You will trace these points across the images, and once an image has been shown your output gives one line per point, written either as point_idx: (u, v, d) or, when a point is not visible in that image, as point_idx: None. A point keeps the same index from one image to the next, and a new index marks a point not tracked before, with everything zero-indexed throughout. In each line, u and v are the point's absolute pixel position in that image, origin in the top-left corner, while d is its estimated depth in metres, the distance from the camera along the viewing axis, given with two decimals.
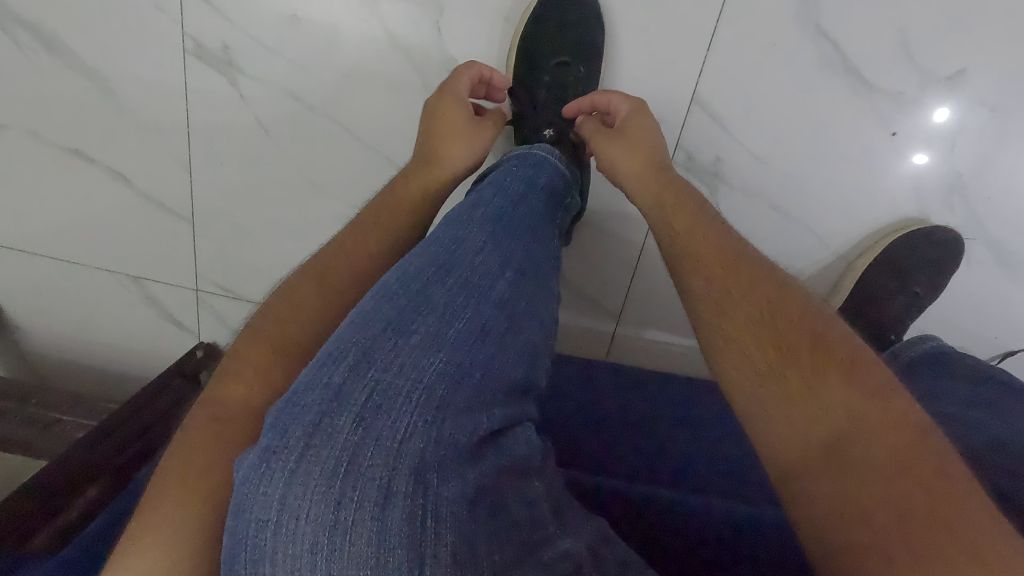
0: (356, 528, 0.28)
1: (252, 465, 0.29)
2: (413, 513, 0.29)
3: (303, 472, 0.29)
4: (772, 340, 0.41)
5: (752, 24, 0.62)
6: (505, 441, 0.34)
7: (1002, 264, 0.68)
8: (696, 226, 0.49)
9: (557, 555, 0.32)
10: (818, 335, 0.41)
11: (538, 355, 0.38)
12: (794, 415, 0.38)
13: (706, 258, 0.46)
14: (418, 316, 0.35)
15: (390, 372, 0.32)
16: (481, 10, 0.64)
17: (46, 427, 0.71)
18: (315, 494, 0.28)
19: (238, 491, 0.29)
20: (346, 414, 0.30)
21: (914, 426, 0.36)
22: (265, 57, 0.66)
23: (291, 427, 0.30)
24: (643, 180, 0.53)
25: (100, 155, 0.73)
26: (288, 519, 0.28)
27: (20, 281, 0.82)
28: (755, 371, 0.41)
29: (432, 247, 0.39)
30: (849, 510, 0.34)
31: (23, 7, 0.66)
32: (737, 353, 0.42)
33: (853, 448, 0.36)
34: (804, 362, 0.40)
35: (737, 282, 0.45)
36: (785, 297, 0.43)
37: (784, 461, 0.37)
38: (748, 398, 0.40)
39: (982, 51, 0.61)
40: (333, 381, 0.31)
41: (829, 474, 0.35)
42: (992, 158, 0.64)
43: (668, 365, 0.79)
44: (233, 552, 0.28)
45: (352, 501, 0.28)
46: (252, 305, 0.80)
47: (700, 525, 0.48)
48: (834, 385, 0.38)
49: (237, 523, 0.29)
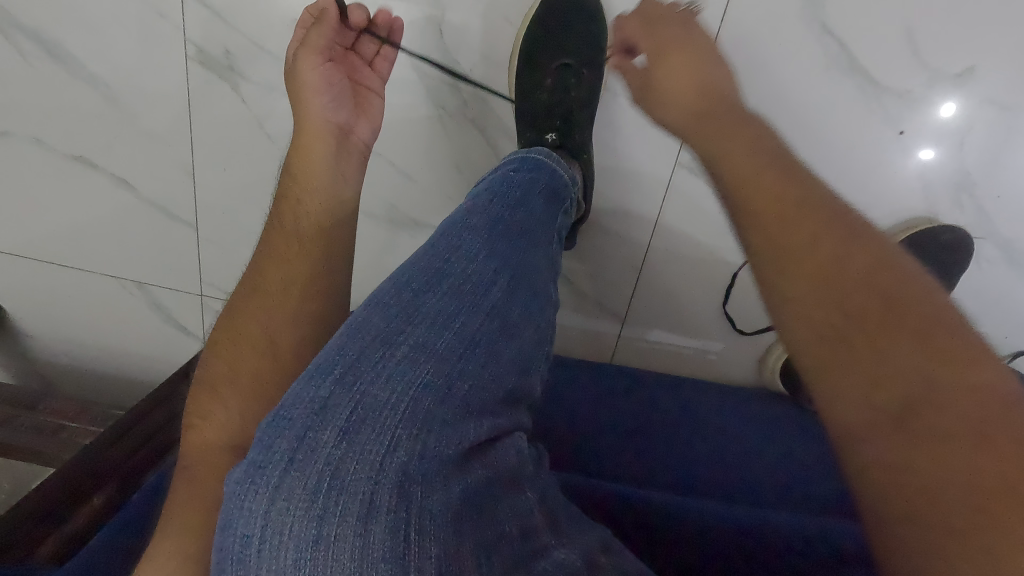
0: (339, 542, 0.28)
1: (238, 478, 0.29)
2: (396, 526, 0.29)
3: (287, 487, 0.29)
4: (834, 295, 0.34)
5: (757, 23, 0.61)
6: (494, 451, 0.33)
7: (1012, 263, 0.67)
8: (738, 169, 0.43)
9: (551, 565, 0.32)
10: (888, 288, 0.33)
11: (530, 362, 0.37)
12: (860, 375, 0.32)
13: (762, 207, 0.40)
14: (407, 326, 0.34)
15: (375, 385, 0.32)
16: (483, 12, 0.63)
17: (52, 434, 0.71)
18: (298, 509, 0.28)
19: (223, 508, 0.29)
20: (330, 428, 0.30)
21: (998, 395, 0.29)
22: (266, 61, 0.66)
23: (276, 442, 0.30)
24: (691, 119, 0.49)
25: (104, 161, 0.73)
26: (271, 535, 0.28)
27: (24, 287, 0.82)
28: (816, 329, 0.34)
29: (425, 255, 0.39)
30: (915, 497, 0.28)
31: (25, 15, 0.66)
32: (799, 313, 0.35)
33: (925, 415, 0.29)
34: (871, 324, 0.33)
35: (797, 231, 0.38)
36: (852, 246, 0.36)
37: (843, 429, 0.31)
38: (808, 359, 0.34)
39: (992, 47, 0.60)
40: (319, 395, 0.31)
41: (898, 440, 0.29)
42: (1002, 156, 0.63)
43: (674, 366, 0.78)
44: (219, 568, 0.29)
45: (335, 516, 0.28)
46: (196, 295, 0.80)
47: (704, 531, 0.47)
48: (908, 349, 0.31)
49: (224, 538, 0.29)
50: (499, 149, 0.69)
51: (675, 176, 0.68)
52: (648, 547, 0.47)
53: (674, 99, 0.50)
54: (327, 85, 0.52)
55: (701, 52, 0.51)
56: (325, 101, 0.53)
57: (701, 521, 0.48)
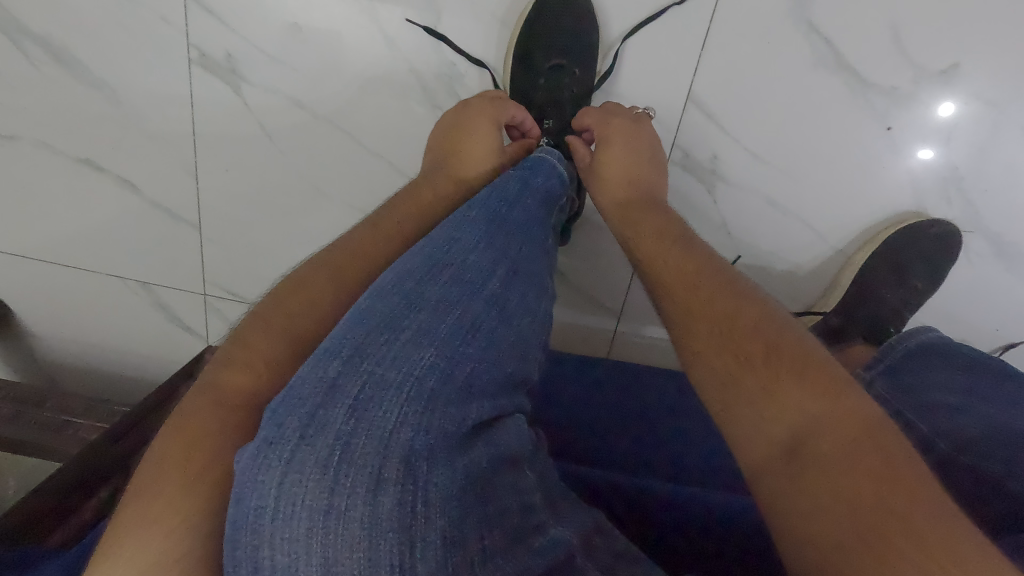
0: (349, 514, 0.29)
1: (252, 454, 0.31)
2: (403, 498, 0.30)
3: (298, 460, 0.30)
4: (729, 350, 0.40)
5: (745, 21, 0.63)
6: (493, 431, 0.35)
7: (1000, 255, 0.68)
8: (684, 249, 0.49)
9: (550, 542, 0.33)
10: (777, 341, 0.39)
11: (529, 350, 0.39)
12: (755, 412, 0.37)
13: (679, 272, 0.47)
14: (411, 312, 0.36)
15: (383, 366, 0.33)
16: (477, 14, 0.65)
17: (58, 430, 0.73)
18: (309, 482, 0.30)
19: (236, 481, 0.31)
20: (340, 405, 0.32)
21: (863, 421, 0.34)
22: (268, 64, 0.68)
23: (287, 419, 0.31)
24: (614, 202, 0.56)
25: (109, 164, 0.75)
26: (284, 505, 0.29)
27: (31, 288, 0.84)
28: (719, 378, 0.40)
29: (428, 246, 0.40)
30: (805, 508, 0.33)
31: (31, 21, 0.68)
32: (707, 369, 0.41)
33: (806, 441, 0.34)
34: (757, 369, 0.38)
35: (702, 296, 0.44)
36: (744, 307, 0.42)
37: (750, 461, 0.36)
38: (717, 404, 0.40)
39: (976, 45, 0.62)
40: (328, 375, 0.32)
41: (787, 471, 0.34)
42: (988, 151, 0.64)
43: (668, 361, 0.80)
44: (232, 538, 0.30)
45: (345, 488, 0.30)
46: (200, 294, 0.81)
47: (696, 515, 0.49)
48: (787, 390, 0.36)
49: (238, 511, 0.30)
50: None
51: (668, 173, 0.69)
52: (643, 531, 0.48)
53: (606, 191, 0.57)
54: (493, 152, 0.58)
55: (623, 151, 0.56)
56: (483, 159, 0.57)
57: (694, 513, 0.49)
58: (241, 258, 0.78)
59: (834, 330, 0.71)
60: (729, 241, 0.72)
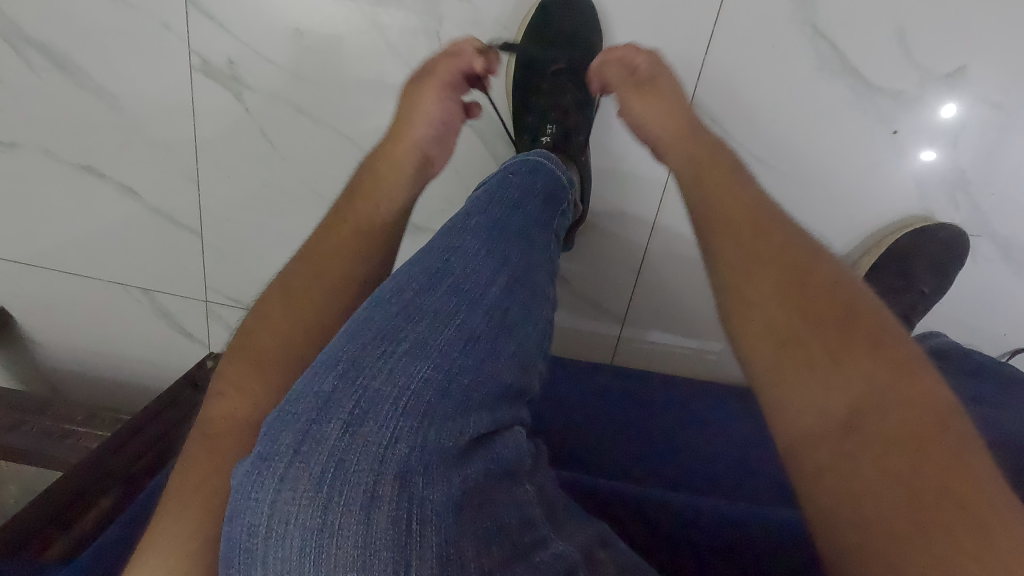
0: (342, 531, 0.29)
1: (246, 472, 0.30)
2: (398, 515, 0.30)
3: (291, 478, 0.29)
4: (798, 309, 0.39)
5: (748, 25, 0.62)
6: (492, 444, 0.34)
7: (1008, 259, 0.68)
8: (748, 197, 0.46)
9: (550, 557, 0.33)
10: (849, 310, 0.38)
11: (528, 361, 0.38)
12: (815, 378, 0.36)
13: (741, 218, 0.45)
14: (407, 324, 0.35)
15: (378, 379, 0.32)
16: (479, 19, 0.65)
17: (59, 438, 0.72)
18: (302, 500, 0.29)
19: (232, 498, 0.30)
20: (333, 421, 0.31)
21: (937, 404, 0.33)
22: (269, 71, 0.68)
23: (281, 435, 0.31)
24: (672, 128, 0.52)
25: (111, 171, 0.75)
26: (277, 525, 0.29)
27: (32, 295, 0.84)
28: (776, 338, 0.39)
29: (427, 256, 0.39)
30: (855, 481, 0.33)
31: (33, 29, 0.68)
32: (766, 327, 0.40)
33: (869, 417, 0.34)
34: (827, 335, 0.37)
35: (769, 248, 0.42)
36: (818, 269, 0.41)
37: (800, 429, 0.36)
38: (769, 366, 0.39)
39: (982, 47, 0.61)
40: (323, 390, 0.32)
41: (843, 443, 0.34)
42: (995, 154, 0.64)
43: (673, 367, 0.79)
44: (227, 558, 0.29)
45: (339, 505, 0.29)
46: (201, 301, 0.81)
47: (693, 524, 0.48)
48: (858, 361, 0.36)
49: (233, 529, 0.30)
50: (497, 151, 0.70)
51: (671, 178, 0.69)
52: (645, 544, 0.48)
53: (664, 105, 0.53)
54: (439, 119, 0.55)
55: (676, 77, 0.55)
56: (431, 134, 0.54)
57: (697, 518, 0.49)
58: (242, 265, 0.78)
59: None
60: None
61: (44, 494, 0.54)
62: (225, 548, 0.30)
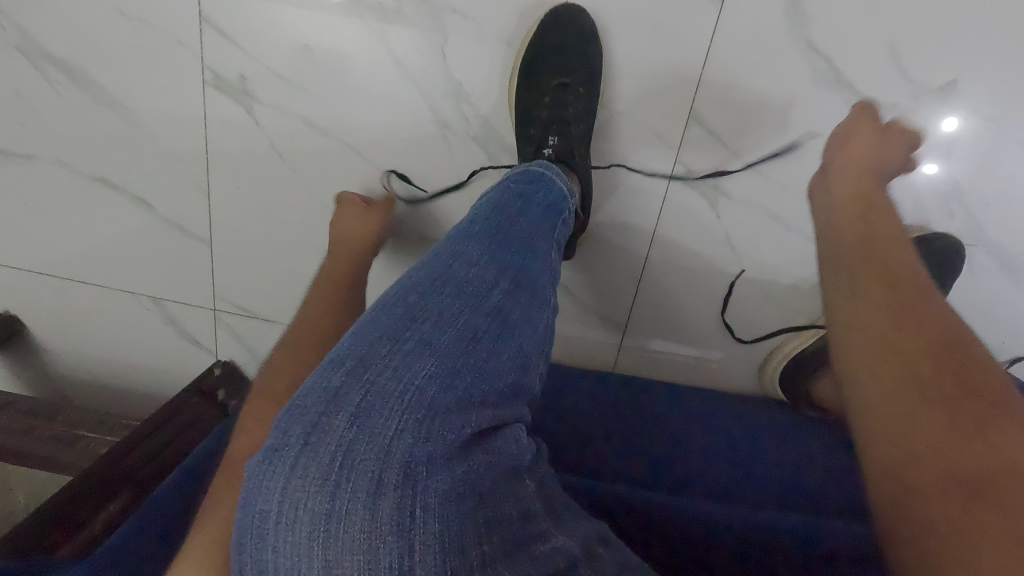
0: (350, 517, 0.31)
1: (258, 461, 0.32)
2: (402, 504, 0.31)
3: (301, 466, 0.31)
4: (924, 353, 0.42)
5: (743, 39, 0.64)
6: (494, 440, 0.35)
7: (1004, 268, 0.69)
8: (893, 252, 0.51)
9: (549, 550, 0.33)
10: (982, 367, 0.41)
11: (527, 363, 0.39)
12: (924, 412, 0.39)
13: (877, 268, 0.50)
14: (412, 324, 0.36)
15: (384, 375, 0.34)
16: (482, 35, 0.67)
17: (70, 443, 0.73)
18: (312, 486, 0.31)
19: (245, 487, 0.32)
20: (341, 413, 0.32)
21: None
22: (279, 85, 0.70)
23: (292, 427, 0.32)
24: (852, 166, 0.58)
25: (124, 182, 0.77)
26: (288, 510, 0.31)
27: (45, 303, 0.85)
28: (894, 369, 0.43)
29: (432, 260, 0.41)
30: (946, 502, 0.35)
31: (53, 46, 0.70)
32: (884, 359, 0.44)
33: (969, 452, 0.36)
34: (949, 380, 0.40)
35: (906, 299, 0.47)
36: (958, 327, 0.44)
37: (897, 451, 0.39)
38: (878, 393, 0.42)
39: (973, 61, 0.63)
40: (331, 384, 0.33)
41: (939, 468, 0.36)
42: (988, 165, 0.65)
43: (676, 375, 0.80)
44: (240, 542, 0.31)
45: (346, 492, 0.31)
46: (210, 309, 0.83)
47: (699, 530, 0.49)
48: (974, 408, 0.38)
49: (244, 515, 0.32)
50: (499, 163, 0.72)
51: (671, 189, 0.71)
52: (648, 548, 0.50)
53: (888, 152, 0.59)
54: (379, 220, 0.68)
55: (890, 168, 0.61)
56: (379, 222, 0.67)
57: (697, 526, 0.50)
58: (251, 275, 0.80)
59: None
60: (733, 255, 0.73)
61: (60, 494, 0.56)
62: (236, 534, 0.32)
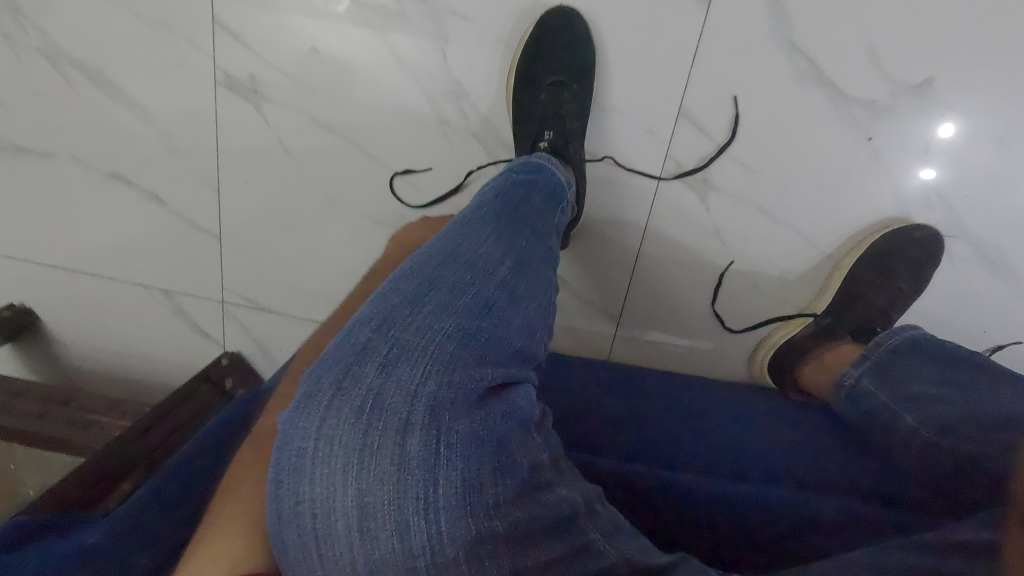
0: (380, 452, 0.34)
1: (296, 405, 0.36)
2: (428, 441, 0.34)
3: (336, 407, 0.35)
4: None
5: (729, 40, 0.68)
6: (509, 394, 0.37)
7: (981, 258, 0.72)
8: None
9: (554, 498, 0.35)
10: None
11: (534, 330, 0.42)
12: None
13: None
14: (431, 290, 0.40)
15: (408, 332, 0.38)
16: (482, 38, 0.70)
17: (84, 426, 0.76)
18: (345, 425, 0.35)
19: (282, 428, 0.36)
20: (370, 363, 0.37)
21: None
22: (288, 85, 0.73)
23: (325, 375, 0.36)
24: None
25: (138, 178, 0.80)
26: (323, 445, 0.34)
27: (58, 296, 0.88)
28: None
29: (446, 237, 0.45)
30: None
31: (72, 47, 0.74)
32: None
33: None
34: None
35: None
36: None
37: None
38: None
39: (946, 62, 0.66)
40: (359, 340, 0.38)
41: None
42: (962, 159, 0.69)
43: (670, 364, 0.83)
44: (277, 478, 0.34)
45: (377, 430, 0.35)
46: (219, 302, 0.85)
47: (696, 505, 0.53)
48: None
49: (281, 454, 0.35)
50: (498, 158, 0.75)
51: (661, 183, 0.74)
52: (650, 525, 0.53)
53: None
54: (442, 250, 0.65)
55: None
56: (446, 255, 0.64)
57: (691, 502, 0.53)
58: (260, 269, 0.83)
59: (828, 328, 0.73)
60: (722, 247, 0.76)
61: (58, 480, 0.56)
62: (273, 472, 0.35)
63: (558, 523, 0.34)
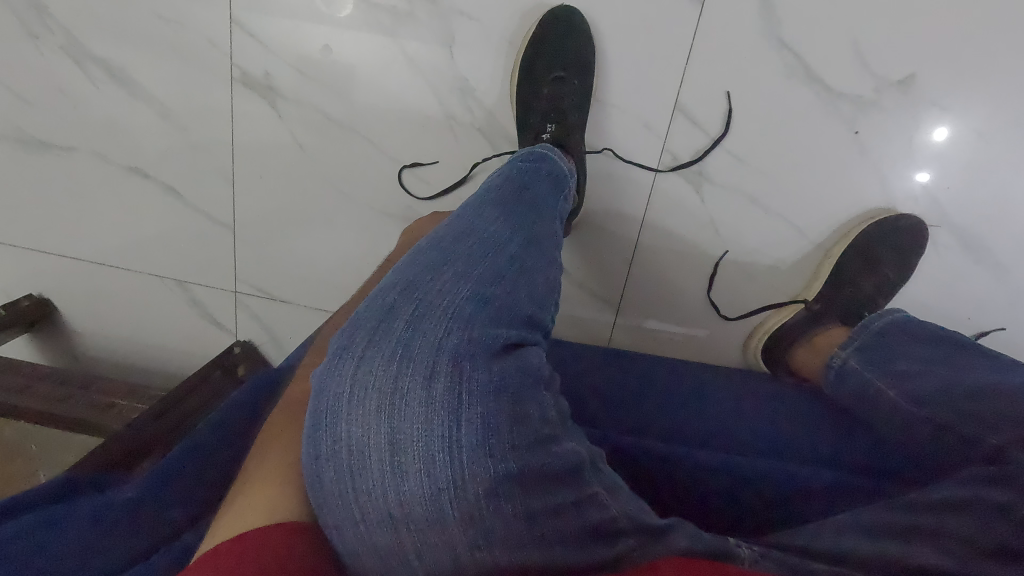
0: (408, 395, 0.39)
1: (333, 357, 0.41)
2: (450, 386, 0.39)
3: (368, 357, 0.40)
4: None
5: (721, 38, 0.72)
6: (523, 352, 0.41)
7: (963, 246, 0.76)
8: None
9: (562, 449, 0.38)
10: None
11: (544, 299, 0.45)
12: None
13: None
14: (450, 259, 0.45)
15: (430, 294, 0.43)
16: (487, 36, 0.74)
17: (104, 409, 0.78)
18: (377, 372, 0.40)
19: (322, 378, 0.41)
20: (398, 320, 0.42)
21: None
22: (302, 82, 0.76)
23: (358, 331, 0.42)
24: None
25: (155, 171, 0.83)
26: (358, 389, 0.39)
27: (76, 287, 0.91)
28: None
29: (462, 215, 0.50)
30: None
31: (96, 46, 0.77)
32: None
33: None
34: None
35: None
36: None
37: None
38: None
39: (926, 59, 0.70)
40: (387, 301, 0.43)
41: None
42: (943, 151, 0.73)
43: (666, 350, 0.87)
44: (317, 419, 0.39)
45: (406, 377, 0.39)
46: (232, 292, 0.89)
47: (696, 477, 0.56)
48: None
49: (320, 399, 0.40)
50: (502, 151, 0.78)
51: (658, 176, 0.78)
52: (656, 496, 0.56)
53: None
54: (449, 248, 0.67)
55: None
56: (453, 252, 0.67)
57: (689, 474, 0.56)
58: (272, 260, 0.86)
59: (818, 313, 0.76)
60: (717, 237, 0.80)
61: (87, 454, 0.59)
62: (312, 415, 0.40)
63: (568, 471, 0.37)
